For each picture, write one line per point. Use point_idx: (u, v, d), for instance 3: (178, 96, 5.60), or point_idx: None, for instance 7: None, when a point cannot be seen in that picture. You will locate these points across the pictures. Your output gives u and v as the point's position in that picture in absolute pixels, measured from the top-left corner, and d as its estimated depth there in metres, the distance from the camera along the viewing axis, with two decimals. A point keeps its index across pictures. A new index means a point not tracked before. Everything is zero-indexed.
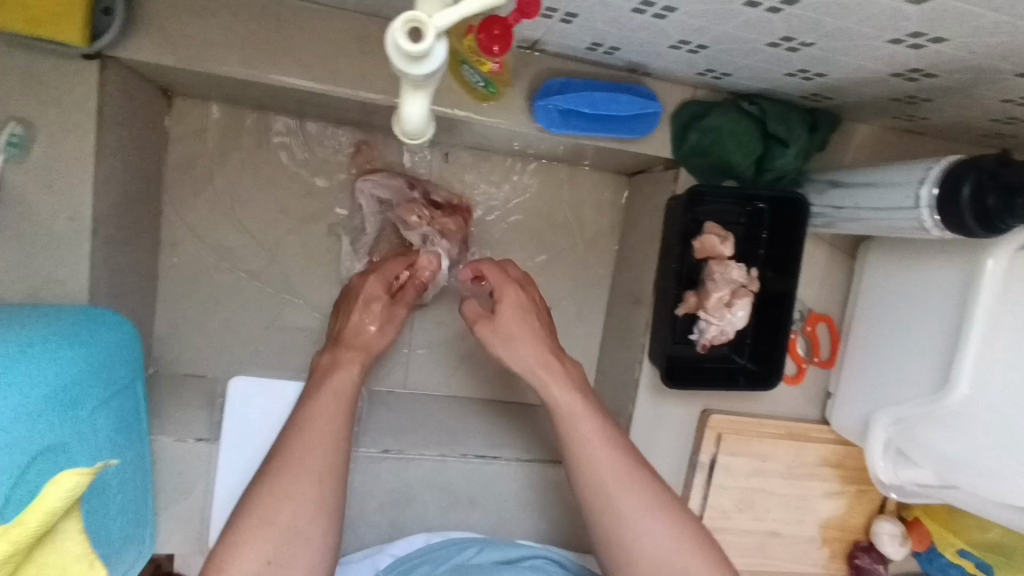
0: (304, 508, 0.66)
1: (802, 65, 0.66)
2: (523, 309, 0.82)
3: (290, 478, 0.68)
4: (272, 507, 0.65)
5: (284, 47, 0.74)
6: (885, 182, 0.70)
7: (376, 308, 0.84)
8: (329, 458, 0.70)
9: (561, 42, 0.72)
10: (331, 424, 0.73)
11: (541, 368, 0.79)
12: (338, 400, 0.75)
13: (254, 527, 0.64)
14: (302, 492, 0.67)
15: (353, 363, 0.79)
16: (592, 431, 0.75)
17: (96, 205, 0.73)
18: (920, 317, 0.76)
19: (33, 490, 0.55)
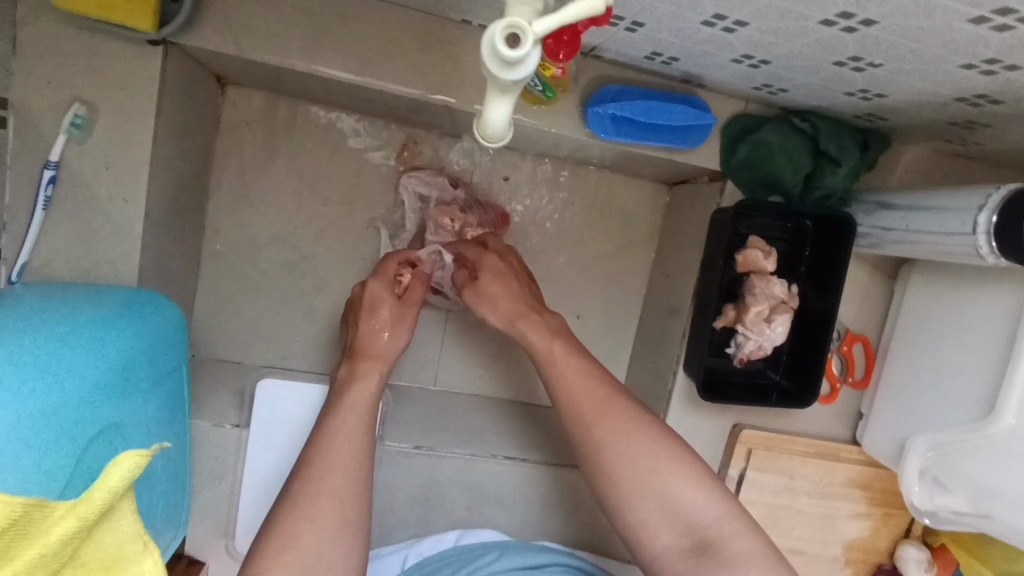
0: (330, 520, 0.64)
1: (865, 85, 0.66)
2: (502, 273, 0.84)
3: (311, 501, 0.65)
4: (292, 532, 0.63)
5: (342, 41, 0.75)
6: (938, 206, 0.70)
7: (386, 313, 0.81)
8: (351, 478, 0.68)
9: (619, 49, 0.72)
10: (350, 443, 0.70)
11: (521, 320, 0.80)
12: (360, 416, 0.73)
13: (274, 554, 0.61)
14: (323, 514, 0.64)
15: (370, 375, 0.77)
16: (569, 368, 0.75)
17: (150, 188, 0.74)
18: (965, 344, 0.76)
19: (89, 476, 0.58)
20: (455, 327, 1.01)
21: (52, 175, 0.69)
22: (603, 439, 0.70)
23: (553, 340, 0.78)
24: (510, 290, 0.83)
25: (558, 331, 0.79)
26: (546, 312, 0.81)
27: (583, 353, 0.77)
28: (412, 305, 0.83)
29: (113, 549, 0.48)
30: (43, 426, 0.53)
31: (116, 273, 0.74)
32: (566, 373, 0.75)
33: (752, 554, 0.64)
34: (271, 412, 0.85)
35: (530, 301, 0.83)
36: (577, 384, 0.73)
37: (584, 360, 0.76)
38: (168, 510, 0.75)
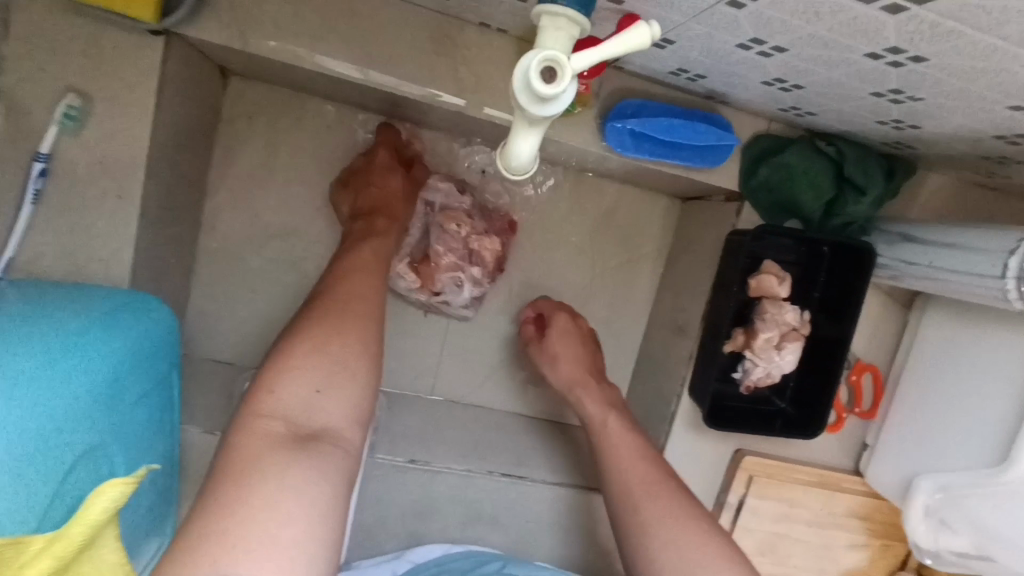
0: (353, 344, 0.62)
1: (900, 116, 0.63)
2: (568, 334, 0.90)
3: (337, 319, 0.63)
4: (322, 341, 0.60)
5: (354, 38, 0.71)
6: (967, 245, 0.67)
7: (396, 181, 0.83)
8: (371, 307, 0.66)
9: (645, 64, 0.69)
10: (374, 278, 0.69)
11: (580, 388, 0.86)
12: (378, 257, 0.73)
13: (298, 359, 0.59)
14: (348, 332, 0.62)
15: (390, 232, 0.77)
16: (616, 425, 0.80)
17: (145, 185, 0.71)
18: (981, 381, 0.74)
19: (72, 497, 0.55)
20: (456, 335, 0.98)
21: (42, 168, 0.65)
22: (634, 485, 0.73)
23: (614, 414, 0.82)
24: (584, 359, 0.89)
25: (616, 402, 0.84)
26: (608, 385, 0.87)
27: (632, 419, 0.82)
28: (417, 181, 0.87)
29: None
30: (22, 453, 0.50)
31: (106, 272, 0.70)
32: (618, 446, 0.77)
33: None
34: None
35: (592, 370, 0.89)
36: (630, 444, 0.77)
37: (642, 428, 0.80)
38: (154, 519, 0.72)
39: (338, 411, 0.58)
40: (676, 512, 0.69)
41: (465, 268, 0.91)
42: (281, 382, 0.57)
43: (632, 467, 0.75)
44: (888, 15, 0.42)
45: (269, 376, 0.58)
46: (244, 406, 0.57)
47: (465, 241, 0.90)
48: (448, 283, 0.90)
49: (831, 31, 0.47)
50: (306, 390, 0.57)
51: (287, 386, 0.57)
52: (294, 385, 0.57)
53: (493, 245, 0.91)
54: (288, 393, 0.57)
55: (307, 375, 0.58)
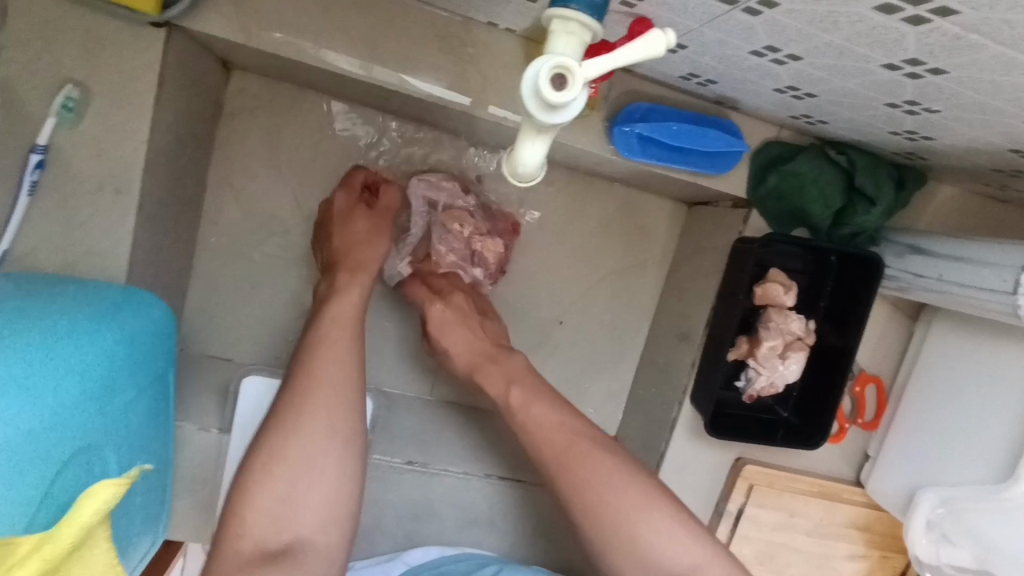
0: (316, 441, 0.66)
1: (913, 128, 0.62)
2: (458, 319, 0.83)
3: (298, 416, 0.67)
4: (281, 444, 0.66)
5: (358, 34, 0.70)
6: (977, 259, 0.66)
7: (360, 223, 0.82)
8: (337, 390, 0.69)
9: (656, 68, 0.67)
10: (341, 351, 0.71)
11: (478, 375, 0.81)
12: (348, 325, 0.74)
13: (263, 468, 0.65)
14: (311, 428, 0.66)
15: (353, 286, 0.77)
16: (534, 411, 0.74)
17: (144, 179, 0.69)
18: (987, 398, 0.73)
19: (64, 499, 0.53)
20: None
21: (39, 160, 0.64)
22: (580, 478, 0.70)
23: (523, 389, 0.76)
24: (479, 338, 0.83)
25: (526, 371, 0.79)
26: (505, 359, 0.80)
27: (558, 398, 0.76)
28: (388, 211, 0.84)
29: None
30: (6, 454, 0.49)
31: (103, 267, 0.69)
32: (532, 426, 0.73)
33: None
34: (254, 416, 0.80)
35: (496, 343, 0.83)
36: (550, 429, 0.73)
37: (550, 410, 0.74)
38: (146, 518, 0.70)
39: (312, 501, 0.65)
40: (648, 511, 0.68)
41: (466, 268, 0.90)
42: (255, 487, 0.64)
43: (577, 461, 0.70)
44: (909, 27, 0.41)
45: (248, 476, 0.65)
46: (228, 509, 0.64)
47: (468, 244, 0.89)
48: None
49: (849, 40, 0.46)
50: (278, 494, 0.64)
51: (256, 497, 0.64)
52: (262, 495, 0.64)
53: (497, 249, 0.90)
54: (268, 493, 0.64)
55: (279, 478, 0.64)
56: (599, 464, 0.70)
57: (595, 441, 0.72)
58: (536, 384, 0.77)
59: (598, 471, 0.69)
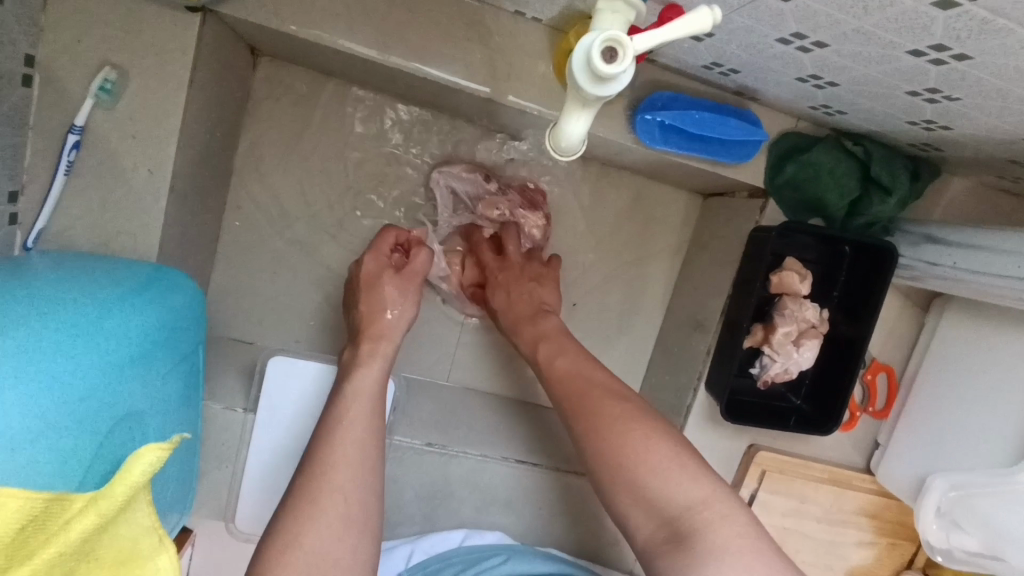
0: (332, 524, 0.60)
1: (932, 117, 0.64)
2: (507, 285, 0.88)
3: (313, 497, 0.61)
4: (297, 531, 0.59)
5: (388, 21, 0.71)
6: (991, 246, 0.68)
7: (388, 288, 0.80)
8: (356, 467, 0.65)
9: (680, 57, 0.69)
10: (364, 412, 0.69)
11: (517, 331, 0.85)
12: (365, 411, 0.70)
13: (276, 560, 0.57)
14: (326, 509, 0.61)
15: (376, 357, 0.75)
16: (563, 364, 0.77)
17: (176, 161, 0.71)
18: (998, 386, 0.74)
19: (110, 460, 0.55)
20: (474, 323, 0.98)
21: (76, 140, 0.66)
22: (594, 417, 0.69)
23: (553, 347, 0.80)
24: (526, 300, 0.87)
25: (560, 330, 0.83)
26: (540, 323, 0.83)
27: (582, 352, 0.78)
28: (415, 277, 0.82)
29: (127, 546, 0.46)
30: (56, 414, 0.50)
31: (135, 247, 0.71)
32: (557, 375, 0.76)
33: (739, 540, 0.58)
34: (280, 396, 0.80)
35: (542, 304, 0.87)
36: (575, 379, 0.74)
37: (579, 360, 0.77)
38: (177, 490, 0.72)
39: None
40: (649, 451, 0.64)
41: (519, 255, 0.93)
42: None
43: (591, 401, 0.70)
44: (939, 11, 0.42)
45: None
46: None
47: (513, 222, 0.92)
48: None
49: (877, 26, 0.47)
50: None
51: None
52: None
53: (539, 221, 0.93)
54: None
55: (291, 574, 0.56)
56: (611, 404, 0.69)
57: (606, 387, 0.72)
58: (565, 344, 0.80)
59: (610, 410, 0.69)
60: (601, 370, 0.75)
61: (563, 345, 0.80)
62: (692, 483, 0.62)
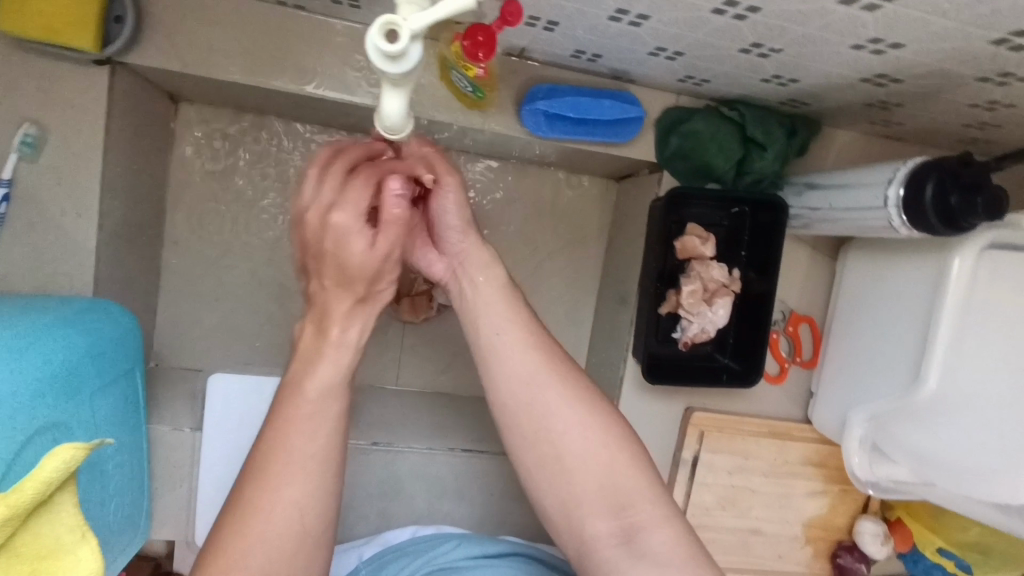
0: (280, 550, 0.55)
1: (776, 71, 0.69)
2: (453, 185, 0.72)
3: (260, 519, 0.55)
4: (237, 555, 0.53)
5: (284, 53, 0.77)
6: (856, 184, 0.73)
7: (360, 253, 0.62)
8: (313, 477, 0.58)
9: (547, 49, 0.75)
10: (315, 417, 0.60)
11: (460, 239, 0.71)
12: (311, 423, 0.60)
13: None
14: (275, 534, 0.55)
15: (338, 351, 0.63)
16: (502, 312, 0.67)
17: (102, 201, 0.77)
18: (897, 316, 0.78)
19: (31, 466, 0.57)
20: (414, 328, 1.03)
21: (4, 193, 0.72)
22: (536, 407, 0.64)
23: (495, 301, 0.68)
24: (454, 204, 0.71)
25: (489, 262, 0.70)
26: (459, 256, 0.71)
27: (533, 322, 0.68)
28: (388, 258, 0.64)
29: (50, 543, 0.44)
30: None
31: (71, 284, 0.76)
32: (496, 313, 0.67)
33: (672, 545, 0.60)
34: (224, 411, 0.85)
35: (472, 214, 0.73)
36: (528, 363, 0.65)
37: (533, 335, 0.67)
38: (125, 509, 0.74)
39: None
40: (610, 443, 0.63)
41: None
42: None
43: (549, 386, 0.64)
44: None
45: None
46: None
47: None
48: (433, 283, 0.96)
49: None
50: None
51: None
52: None
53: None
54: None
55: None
56: (573, 393, 0.64)
57: (569, 365, 0.66)
58: (502, 306, 0.68)
59: (568, 406, 0.63)
60: (559, 351, 0.67)
61: (498, 312, 0.67)
62: (651, 486, 0.62)
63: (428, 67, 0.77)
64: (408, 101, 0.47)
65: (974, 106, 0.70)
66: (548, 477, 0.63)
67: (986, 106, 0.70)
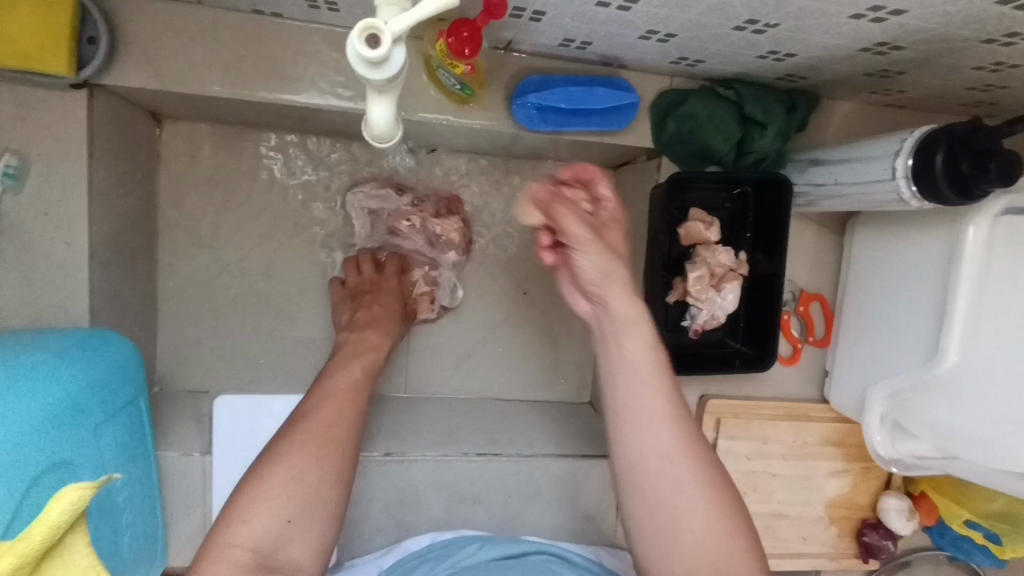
0: (319, 452, 0.61)
1: (772, 47, 0.67)
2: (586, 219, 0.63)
3: (304, 427, 0.63)
4: (286, 449, 0.61)
5: (266, 63, 0.75)
6: (862, 157, 0.71)
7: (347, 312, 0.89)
8: (355, 404, 0.67)
9: (534, 40, 0.73)
10: (354, 380, 0.70)
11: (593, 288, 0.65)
12: (352, 385, 0.69)
13: (270, 466, 0.60)
14: (311, 433, 0.62)
15: (368, 346, 0.77)
16: (649, 385, 0.67)
17: (92, 228, 0.75)
18: (911, 290, 0.76)
19: (39, 507, 0.56)
20: (420, 333, 1.01)
21: None
22: (667, 486, 0.65)
23: (641, 368, 0.67)
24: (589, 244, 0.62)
25: (632, 323, 0.67)
26: (607, 312, 0.67)
27: (679, 401, 0.68)
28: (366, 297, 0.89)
29: None
30: None
31: (67, 315, 0.74)
32: (635, 392, 0.67)
33: None
34: (233, 430, 0.84)
35: (621, 262, 0.65)
36: (664, 438, 0.66)
37: (675, 413, 0.67)
38: (138, 540, 0.73)
39: (294, 558, 0.58)
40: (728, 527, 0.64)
41: (441, 257, 0.97)
42: (257, 488, 0.58)
43: (681, 463, 0.65)
44: None
45: (222, 525, 0.56)
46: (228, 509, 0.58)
47: (424, 229, 0.95)
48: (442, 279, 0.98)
49: None
50: (275, 525, 0.57)
51: (262, 504, 0.57)
52: (268, 505, 0.57)
53: (455, 225, 0.95)
54: (255, 528, 0.56)
55: (264, 517, 0.57)
56: (704, 474, 0.65)
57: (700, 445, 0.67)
58: (650, 380, 0.67)
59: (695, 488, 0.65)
60: (693, 431, 0.68)
61: (644, 386, 0.67)
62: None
63: (415, 68, 0.75)
64: (394, 106, 0.46)
65: (979, 68, 0.68)
66: (663, 549, 0.65)
67: (992, 68, 0.67)
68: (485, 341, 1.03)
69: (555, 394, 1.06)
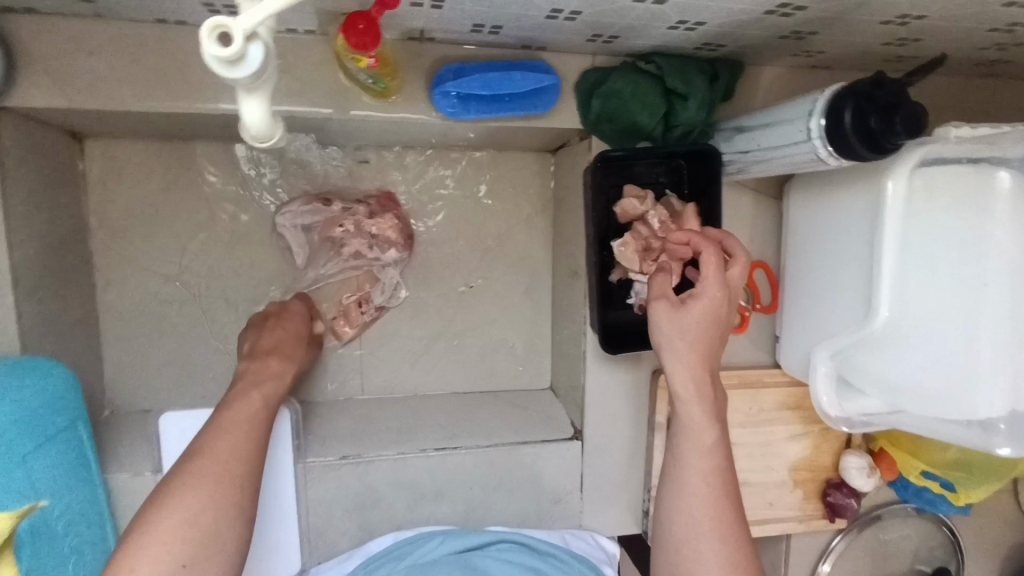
0: (210, 487, 0.60)
1: (679, 16, 0.67)
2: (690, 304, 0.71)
3: (203, 460, 0.62)
4: (167, 495, 0.59)
5: (176, 72, 0.73)
6: (780, 120, 0.71)
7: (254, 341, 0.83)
8: (252, 427, 0.68)
9: (445, 28, 0.72)
10: (251, 409, 0.70)
11: (678, 362, 0.70)
12: (251, 417, 0.69)
13: (157, 509, 0.58)
14: (201, 472, 0.61)
15: (272, 372, 0.77)
16: (695, 450, 0.70)
17: (14, 256, 0.72)
18: (844, 252, 0.77)
19: None
20: (372, 333, 1.00)
21: None
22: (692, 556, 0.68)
23: (692, 438, 0.71)
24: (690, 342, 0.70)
25: (692, 394, 0.70)
26: (676, 405, 0.71)
27: (722, 467, 0.70)
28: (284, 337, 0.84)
29: None
30: None
31: None
32: (691, 450, 0.71)
33: None
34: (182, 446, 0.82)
35: (702, 347, 0.70)
36: (693, 505, 0.69)
37: (714, 479, 0.69)
38: (88, 564, 0.72)
39: None
40: None
41: (380, 254, 0.96)
42: (141, 539, 0.56)
43: (704, 537, 0.68)
44: None
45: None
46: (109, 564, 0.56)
47: (360, 231, 0.94)
48: (387, 277, 0.98)
49: None
50: (169, 570, 0.56)
51: (146, 551, 0.56)
52: (155, 557, 0.56)
53: (391, 222, 0.95)
54: None
55: (155, 561, 0.55)
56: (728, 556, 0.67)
57: (731, 520, 0.69)
58: (697, 446, 0.70)
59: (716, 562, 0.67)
60: (733, 513, 0.69)
61: (693, 449, 0.70)
62: None
63: (328, 68, 0.74)
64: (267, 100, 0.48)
65: (886, 23, 0.68)
66: None
67: (899, 21, 0.67)
68: (438, 335, 1.03)
69: (515, 382, 1.06)
